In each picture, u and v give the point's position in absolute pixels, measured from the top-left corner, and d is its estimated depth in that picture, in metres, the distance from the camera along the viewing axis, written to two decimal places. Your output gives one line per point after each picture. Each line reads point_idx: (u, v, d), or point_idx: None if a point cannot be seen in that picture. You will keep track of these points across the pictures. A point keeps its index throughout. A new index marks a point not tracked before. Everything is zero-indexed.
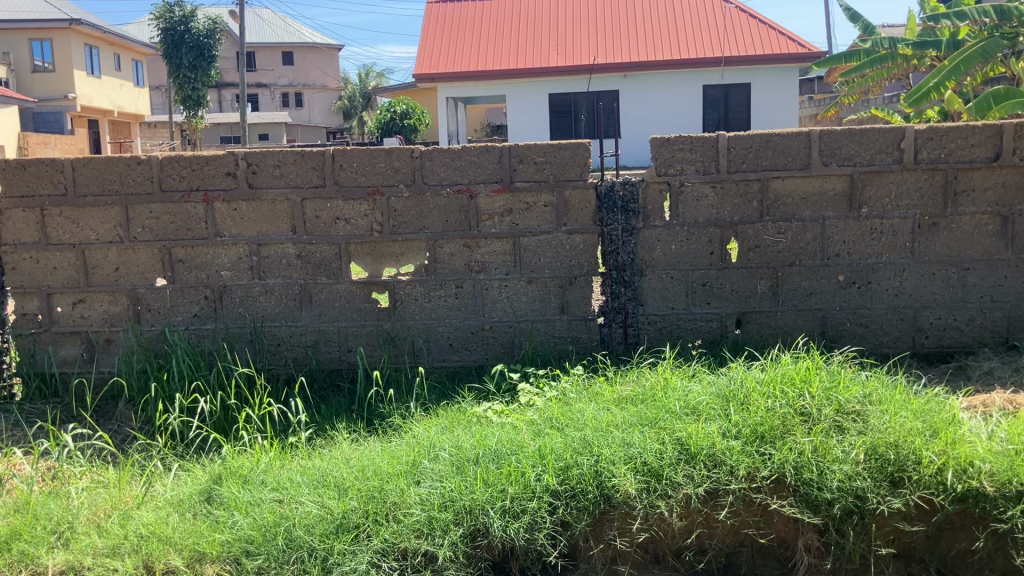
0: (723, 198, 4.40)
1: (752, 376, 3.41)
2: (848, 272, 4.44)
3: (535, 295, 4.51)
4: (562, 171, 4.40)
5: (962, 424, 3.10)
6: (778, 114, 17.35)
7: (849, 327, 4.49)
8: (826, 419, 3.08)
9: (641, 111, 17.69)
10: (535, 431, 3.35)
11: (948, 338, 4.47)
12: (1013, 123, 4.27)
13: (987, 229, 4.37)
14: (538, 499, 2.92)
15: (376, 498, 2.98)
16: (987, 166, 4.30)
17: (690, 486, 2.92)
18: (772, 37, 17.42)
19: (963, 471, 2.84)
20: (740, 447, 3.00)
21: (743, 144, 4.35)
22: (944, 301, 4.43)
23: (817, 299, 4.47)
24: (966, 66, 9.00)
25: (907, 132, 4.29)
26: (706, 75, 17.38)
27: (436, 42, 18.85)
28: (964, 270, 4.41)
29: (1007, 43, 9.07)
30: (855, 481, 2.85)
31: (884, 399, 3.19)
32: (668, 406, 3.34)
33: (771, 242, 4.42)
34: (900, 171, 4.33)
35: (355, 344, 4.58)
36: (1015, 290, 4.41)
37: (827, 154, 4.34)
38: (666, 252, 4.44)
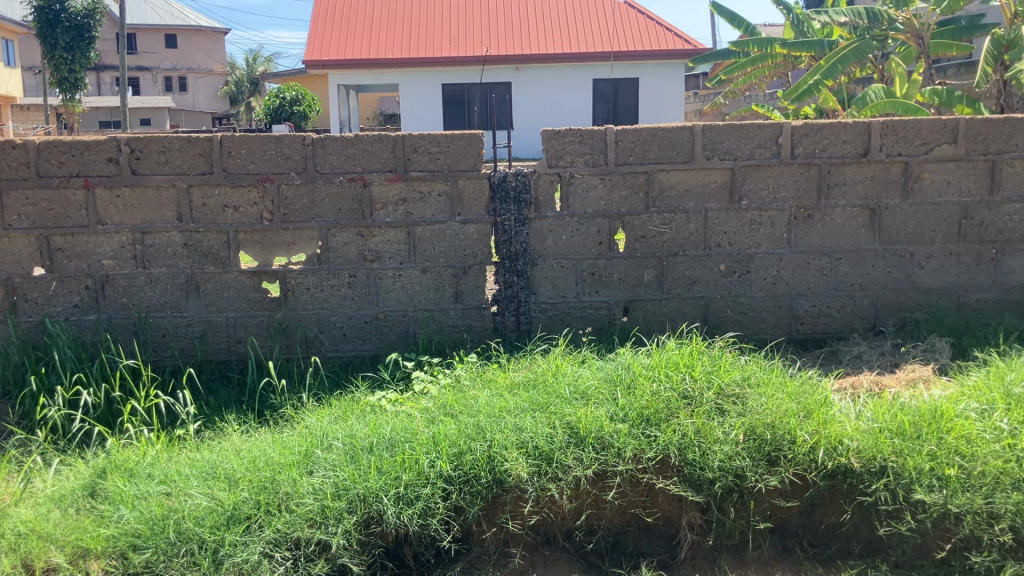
0: (612, 189, 4.51)
1: (639, 361, 3.52)
2: (728, 261, 4.62)
3: (428, 284, 4.53)
4: (455, 161, 4.42)
5: (833, 405, 3.29)
6: (665, 108, 17.85)
7: (730, 314, 4.68)
8: (708, 401, 3.21)
9: (532, 101, 17.86)
10: (429, 418, 3.38)
11: (822, 325, 4.70)
12: (880, 121, 4.51)
13: (857, 221, 4.62)
14: (432, 485, 2.96)
15: (268, 489, 2.97)
16: (858, 161, 4.54)
17: (580, 468, 3.01)
18: (660, 32, 17.88)
19: (833, 449, 3.03)
20: (628, 429, 3.11)
21: (630, 138, 4.47)
22: (817, 289, 4.67)
23: (700, 288, 4.64)
24: (841, 65, 9.51)
25: (784, 128, 4.49)
26: (597, 69, 17.72)
27: (327, 28, 18.52)
28: (836, 260, 4.65)
29: (877, 44, 9.65)
30: (734, 461, 3.00)
31: (762, 381, 3.35)
32: (559, 391, 3.43)
33: (657, 233, 4.57)
34: (778, 165, 4.53)
35: (245, 335, 4.52)
36: (881, 279, 4.68)
37: (710, 148, 4.49)
38: (558, 242, 4.54)
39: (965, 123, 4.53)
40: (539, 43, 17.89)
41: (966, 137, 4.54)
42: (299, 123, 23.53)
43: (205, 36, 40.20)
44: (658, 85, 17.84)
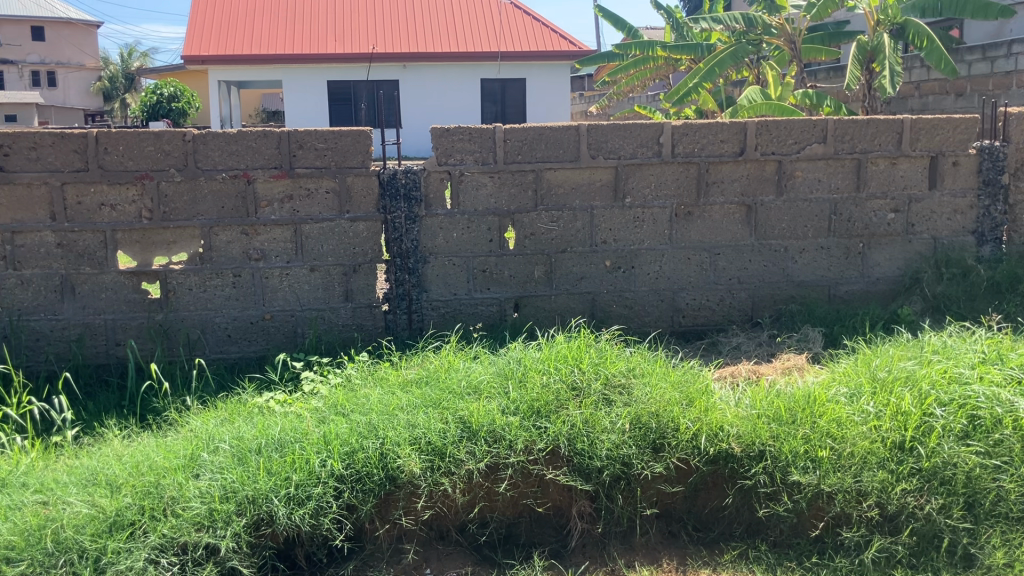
0: (501, 187, 4.56)
1: (529, 355, 3.58)
2: (614, 257, 4.73)
3: (317, 283, 4.48)
4: (342, 158, 4.39)
5: (714, 393, 3.43)
6: (552, 109, 18.08)
7: (616, 308, 4.79)
8: (595, 392, 3.30)
9: (420, 101, 17.84)
10: (319, 418, 3.36)
11: (702, 317, 4.87)
12: (755, 122, 4.70)
13: (734, 218, 4.80)
14: (323, 485, 2.94)
15: (152, 494, 2.89)
16: (734, 160, 4.73)
17: (472, 462, 3.04)
18: (546, 34, 18.10)
19: (714, 435, 3.15)
20: (519, 422, 3.16)
21: (517, 136, 4.52)
22: (698, 284, 4.83)
23: (587, 283, 4.73)
24: (720, 68, 9.82)
25: (665, 128, 4.63)
26: (484, 69, 17.80)
27: (207, 22, 18.00)
28: (715, 255, 4.82)
29: (752, 48, 10.03)
30: (621, 449, 3.09)
31: (647, 372, 3.46)
32: (451, 386, 3.44)
33: (545, 230, 4.64)
34: (659, 164, 4.67)
35: (125, 338, 4.37)
36: (758, 273, 4.88)
37: (595, 147, 4.59)
38: (448, 240, 4.55)
39: (833, 124, 4.76)
40: (426, 42, 17.84)
41: (834, 137, 4.77)
42: (177, 120, 22.77)
43: (75, 29, 38.47)
44: (544, 85, 18.05)
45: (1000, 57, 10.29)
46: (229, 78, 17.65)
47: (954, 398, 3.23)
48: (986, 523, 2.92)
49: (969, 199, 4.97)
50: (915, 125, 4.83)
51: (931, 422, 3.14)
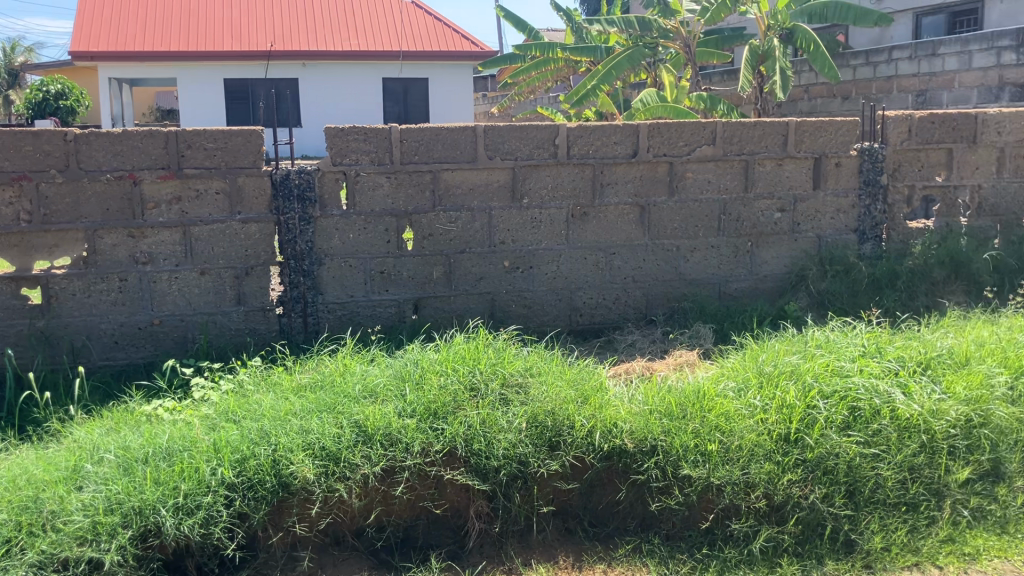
0: (397, 188, 4.52)
1: (426, 356, 3.56)
2: (512, 258, 4.75)
3: (208, 286, 4.37)
4: (233, 159, 4.29)
5: (608, 390, 3.48)
6: (454, 110, 18.07)
7: (514, 308, 4.81)
8: (492, 393, 3.30)
9: (321, 99, 17.54)
10: (209, 426, 3.27)
11: (599, 316, 4.93)
12: (647, 124, 4.79)
13: (629, 218, 4.88)
14: (214, 493, 2.87)
15: (31, 509, 2.77)
16: (628, 161, 4.81)
17: (368, 466, 3.01)
18: (448, 34, 18.07)
19: (608, 432, 3.20)
20: (415, 424, 3.14)
21: (413, 137, 4.50)
22: (595, 283, 4.89)
23: (486, 284, 4.73)
24: (616, 72, 10.03)
25: (560, 129, 4.68)
26: (386, 68, 17.66)
27: (95, 16, 17.35)
28: (611, 255, 4.89)
29: (648, 52, 10.24)
30: (517, 448, 3.10)
31: (543, 371, 3.49)
32: (346, 390, 3.39)
33: (442, 231, 4.62)
34: (555, 165, 4.72)
35: (3, 347, 4.17)
36: (652, 271, 4.97)
37: (491, 148, 4.60)
38: (343, 242, 4.49)
39: (722, 127, 4.90)
40: (326, 40, 17.58)
41: (723, 139, 4.91)
42: (65, 118, 21.87)
43: None
44: (446, 86, 18.05)
45: (881, 62, 10.88)
46: (119, 75, 17.05)
47: (836, 389, 3.34)
48: (865, 509, 3.08)
49: (850, 199, 5.17)
50: (800, 128, 5.01)
51: (814, 414, 3.24)
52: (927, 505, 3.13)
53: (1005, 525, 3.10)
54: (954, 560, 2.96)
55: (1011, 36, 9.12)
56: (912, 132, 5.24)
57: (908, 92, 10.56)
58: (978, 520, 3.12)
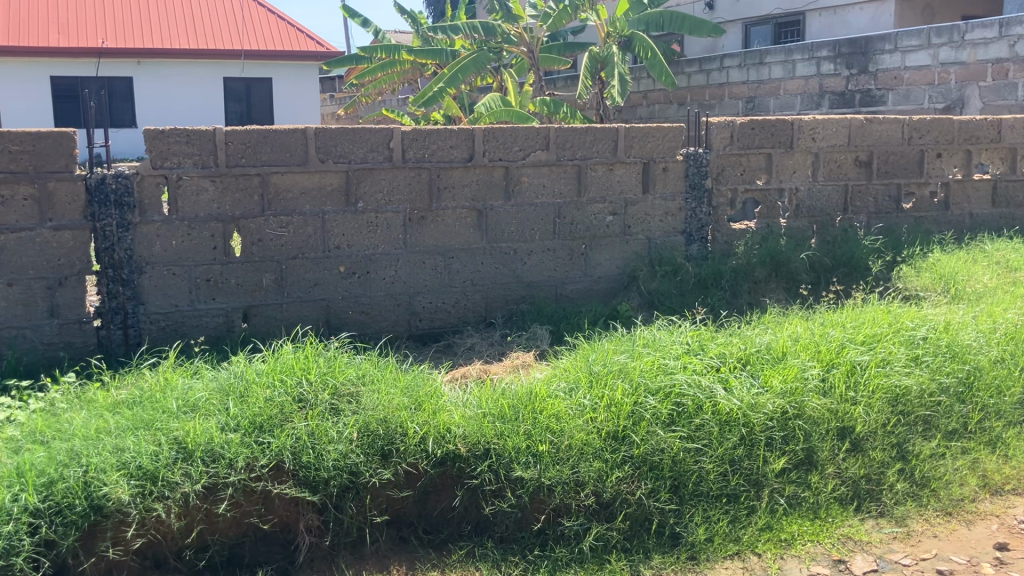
0: (224, 192, 4.36)
1: (253, 368, 3.43)
2: (347, 263, 4.65)
3: (16, 298, 4.08)
4: (43, 162, 4.03)
5: (442, 396, 3.44)
6: (300, 111, 17.69)
7: (351, 314, 4.70)
8: (322, 403, 3.22)
9: (157, 99, 16.80)
10: (13, 449, 3.04)
11: (438, 320, 4.90)
12: (482, 129, 4.81)
13: (466, 222, 4.88)
14: (16, 521, 2.67)
15: None
16: (463, 165, 4.81)
17: (188, 484, 2.87)
18: (292, 33, 17.67)
19: (442, 437, 3.16)
20: (239, 439, 3.02)
21: (240, 139, 4.35)
22: (433, 287, 4.86)
23: (320, 290, 4.62)
24: (462, 74, 10.05)
25: (394, 133, 4.62)
26: (227, 67, 17.09)
27: None
28: (448, 258, 4.87)
29: (493, 56, 10.33)
30: (348, 458, 3.03)
31: (375, 379, 3.43)
32: (165, 405, 3.23)
33: (273, 237, 4.48)
34: (390, 169, 4.66)
35: None
36: (490, 275, 4.98)
37: (322, 151, 4.51)
38: (166, 249, 4.29)
39: (555, 132, 4.97)
40: (162, 36, 16.80)
41: (556, 144, 4.98)
42: None
43: None
44: (290, 86, 17.65)
45: (714, 70, 11.36)
46: None
47: (660, 386, 3.44)
48: (689, 502, 3.19)
49: (678, 202, 5.36)
50: (629, 133, 5.15)
51: (641, 411, 3.32)
52: (747, 495, 3.27)
53: (817, 510, 3.29)
54: (771, 547, 3.11)
55: (829, 48, 9.94)
56: (734, 137, 5.47)
57: (739, 99, 11.09)
58: (793, 507, 3.29)
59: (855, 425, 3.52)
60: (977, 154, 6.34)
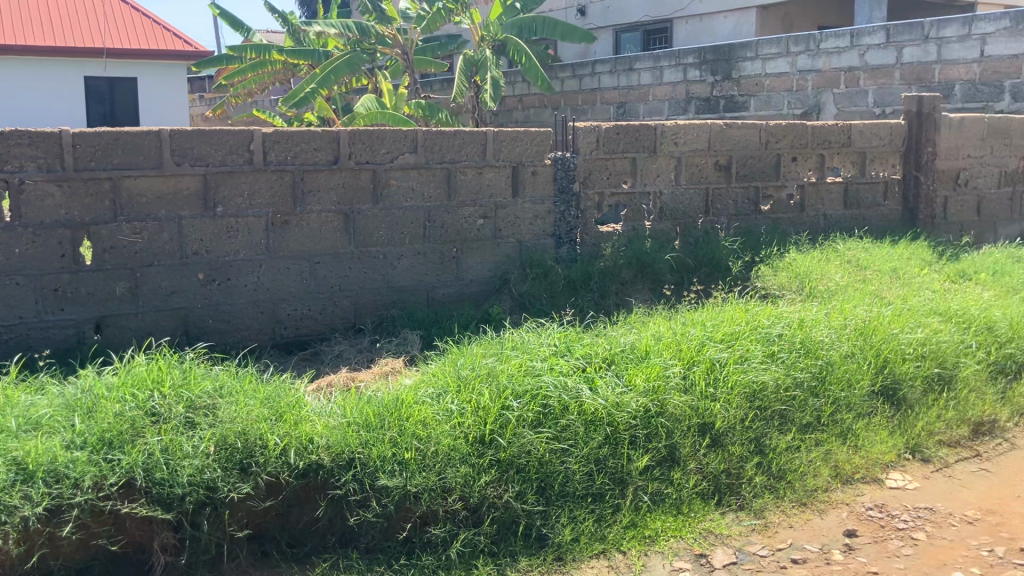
0: (72, 198, 4.15)
1: (102, 383, 3.28)
2: (207, 269, 4.49)
3: None
4: None
5: (305, 405, 3.36)
6: (167, 112, 17.03)
7: (213, 323, 4.53)
8: (176, 417, 3.09)
9: (11, 98, 15.74)
10: None
11: (305, 328, 4.78)
12: (347, 131, 4.74)
13: (332, 226, 4.79)
14: None
15: None
16: (328, 168, 4.73)
17: (27, 508, 2.68)
18: (157, 32, 17.00)
19: (304, 449, 3.07)
20: (86, 457, 2.86)
21: (89, 141, 4.15)
22: (299, 294, 4.74)
23: (179, 298, 4.43)
24: (336, 74, 9.89)
25: (255, 135, 4.52)
26: (88, 66, 16.16)
27: None
28: (314, 264, 4.76)
29: (366, 57, 10.24)
30: (204, 474, 2.90)
31: (233, 391, 3.34)
32: (3, 424, 3.04)
33: (126, 243, 4.29)
34: (251, 172, 4.54)
35: None
36: (358, 280, 4.90)
37: (179, 153, 4.35)
38: (8, 257, 4.05)
39: (423, 135, 4.95)
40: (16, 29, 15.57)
41: (423, 147, 4.96)
42: None
43: None
44: (155, 88, 16.94)
45: (587, 75, 11.56)
46: None
47: (527, 389, 3.46)
48: (555, 503, 3.21)
49: (547, 206, 5.41)
50: (497, 137, 5.17)
51: (507, 415, 3.32)
52: (612, 494, 3.31)
53: (679, 506, 3.37)
54: (635, 544, 3.16)
55: (694, 55, 10.37)
56: (599, 142, 5.58)
57: (611, 104, 11.31)
58: (657, 504, 3.35)
59: (715, 421, 3.62)
60: (829, 158, 6.65)
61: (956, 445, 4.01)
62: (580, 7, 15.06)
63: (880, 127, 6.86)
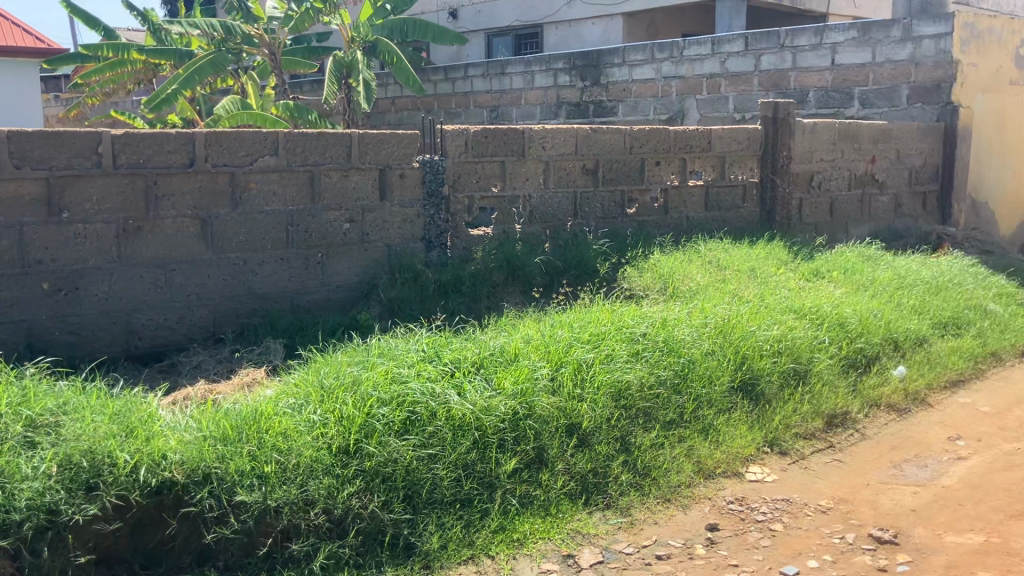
0: None
1: None
2: (52, 279, 4.24)
3: None
4: None
5: (158, 421, 3.20)
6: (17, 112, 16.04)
7: (59, 335, 4.28)
8: (14, 437, 2.90)
9: None
10: None
11: (161, 338, 4.57)
12: (202, 133, 4.59)
13: (189, 232, 4.61)
14: None
15: None
16: (183, 171, 4.56)
17: None
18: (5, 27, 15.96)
19: (156, 465, 2.91)
20: None
21: None
22: (154, 303, 4.53)
23: (20, 310, 4.17)
24: (199, 74, 9.53)
25: (103, 136, 4.30)
26: None
27: None
28: (170, 271, 4.57)
29: (232, 58, 9.92)
30: (46, 497, 2.71)
31: (78, 408, 3.17)
32: None
33: None
34: (99, 175, 4.32)
35: None
36: (218, 287, 4.72)
37: (18, 156, 4.09)
38: None
39: (284, 137, 4.83)
40: None
41: (285, 150, 4.84)
42: None
43: None
44: None
45: (459, 79, 11.55)
46: None
47: (393, 396, 3.39)
48: (423, 511, 3.16)
49: (415, 209, 5.37)
50: (363, 140, 5.09)
51: (373, 422, 3.24)
52: (480, 499, 3.29)
53: (548, 508, 3.37)
54: (504, 548, 3.15)
55: (564, 61, 10.52)
56: (468, 145, 5.56)
57: (484, 107, 11.34)
58: (525, 506, 3.35)
59: (582, 421, 3.65)
60: (690, 162, 6.83)
61: (811, 436, 4.18)
62: (452, 10, 15.04)
63: (739, 132, 7.10)
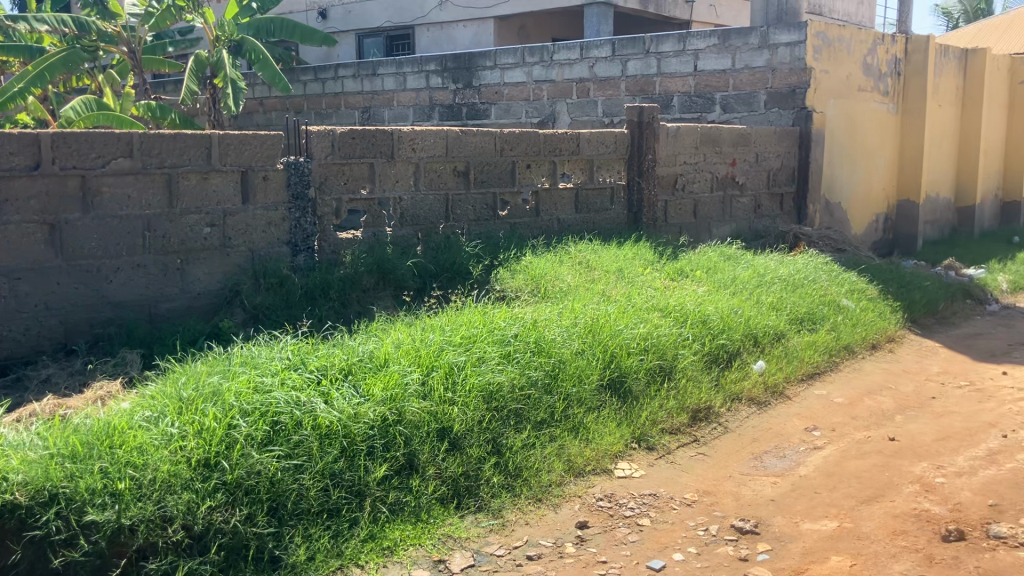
0: None
1: None
2: None
3: None
4: None
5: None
6: None
7: None
8: None
9: None
10: None
11: (5, 351, 4.30)
12: (49, 134, 4.35)
13: (35, 238, 4.36)
14: None
15: None
16: (28, 174, 4.30)
17: None
18: None
19: None
20: None
21: None
22: None
23: None
24: (50, 71, 9.04)
25: None
26: None
27: None
28: (14, 280, 4.31)
29: (87, 55, 9.46)
30: None
31: None
32: None
33: None
34: None
35: None
36: (68, 296, 4.48)
37: None
38: None
39: (138, 138, 4.64)
40: None
41: (140, 151, 4.65)
42: None
43: None
44: None
45: (330, 79, 11.36)
46: None
47: (256, 406, 3.29)
48: (289, 523, 3.07)
49: (280, 212, 5.25)
50: (222, 141, 4.95)
51: (234, 434, 3.13)
52: (348, 508, 3.23)
53: (419, 514, 3.34)
54: (373, 557, 3.11)
55: (435, 63, 10.51)
56: (336, 147, 5.47)
57: (355, 109, 11.19)
58: (395, 513, 3.31)
59: (453, 424, 3.63)
60: (560, 165, 6.92)
61: (677, 431, 4.29)
62: (321, 10, 14.77)
63: (606, 135, 7.24)
